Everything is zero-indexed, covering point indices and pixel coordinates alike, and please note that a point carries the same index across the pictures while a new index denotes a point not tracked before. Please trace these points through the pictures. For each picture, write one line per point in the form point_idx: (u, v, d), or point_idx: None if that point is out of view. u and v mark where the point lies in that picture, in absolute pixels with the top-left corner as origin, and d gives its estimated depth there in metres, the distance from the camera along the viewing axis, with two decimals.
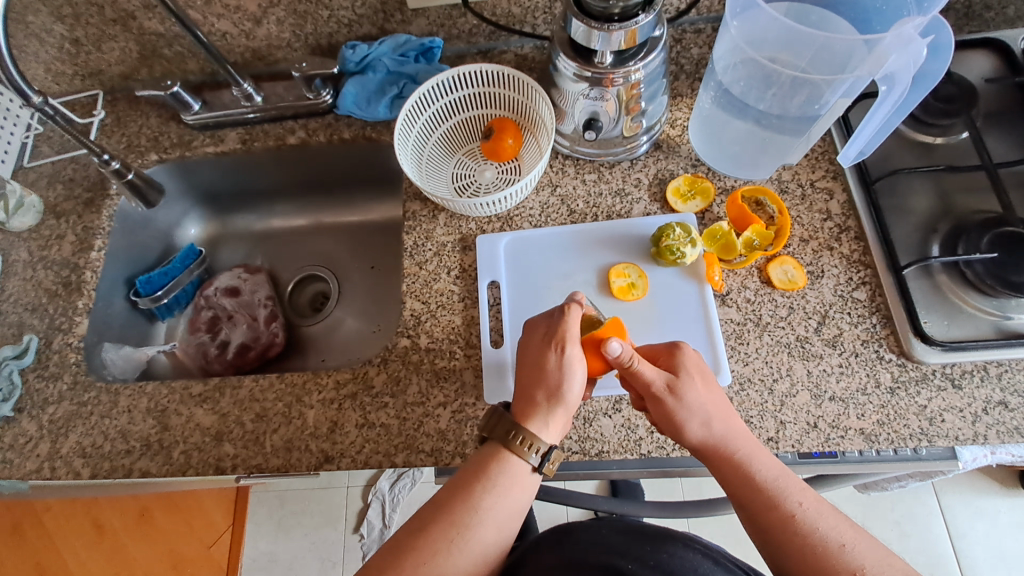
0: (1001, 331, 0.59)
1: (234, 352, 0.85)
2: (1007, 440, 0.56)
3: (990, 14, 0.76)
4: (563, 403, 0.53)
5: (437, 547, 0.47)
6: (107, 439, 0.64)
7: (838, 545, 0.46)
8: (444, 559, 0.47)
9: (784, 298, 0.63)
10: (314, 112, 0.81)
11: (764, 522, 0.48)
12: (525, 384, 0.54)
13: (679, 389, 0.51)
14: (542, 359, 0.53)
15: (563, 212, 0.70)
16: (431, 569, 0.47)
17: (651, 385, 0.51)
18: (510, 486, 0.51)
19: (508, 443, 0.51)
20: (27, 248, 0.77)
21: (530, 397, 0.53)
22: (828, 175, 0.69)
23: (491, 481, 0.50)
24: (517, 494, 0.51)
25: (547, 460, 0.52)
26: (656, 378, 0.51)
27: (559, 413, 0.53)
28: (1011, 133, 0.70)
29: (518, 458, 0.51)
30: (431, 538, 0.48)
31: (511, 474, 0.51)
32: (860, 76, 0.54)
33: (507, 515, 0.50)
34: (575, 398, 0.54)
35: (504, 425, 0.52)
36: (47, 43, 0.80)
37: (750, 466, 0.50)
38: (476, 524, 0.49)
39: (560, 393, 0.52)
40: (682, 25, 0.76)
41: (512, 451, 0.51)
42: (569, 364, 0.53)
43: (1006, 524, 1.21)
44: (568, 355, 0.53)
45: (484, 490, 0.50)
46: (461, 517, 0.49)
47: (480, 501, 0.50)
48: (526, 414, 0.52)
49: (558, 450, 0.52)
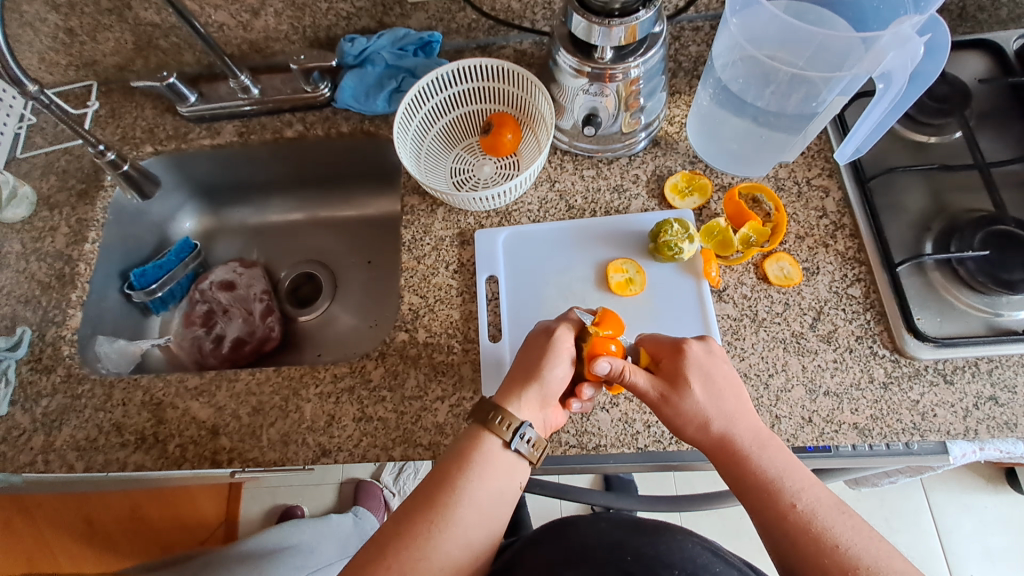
0: (992, 327, 0.60)
1: (229, 346, 0.85)
2: (996, 434, 0.57)
3: (984, 16, 0.77)
4: (539, 382, 0.54)
5: (417, 532, 0.48)
6: (102, 433, 0.64)
7: (832, 545, 0.46)
8: (425, 541, 0.47)
9: (780, 294, 0.64)
10: (312, 105, 0.80)
11: (762, 517, 0.49)
12: (517, 362, 0.56)
13: (677, 396, 0.53)
14: (536, 345, 0.56)
15: (562, 207, 0.71)
16: (413, 552, 0.47)
17: (646, 394, 0.54)
18: (486, 464, 0.51)
19: (486, 422, 0.53)
20: (20, 240, 0.76)
21: (513, 377, 0.56)
22: (824, 173, 0.69)
23: (468, 461, 0.51)
24: (495, 474, 0.51)
25: (519, 438, 0.52)
26: (650, 387, 0.53)
27: (532, 392, 0.54)
28: (1004, 134, 0.71)
29: (493, 437, 0.52)
30: (411, 523, 0.49)
31: (490, 456, 0.52)
32: (858, 74, 0.55)
33: (487, 495, 0.51)
34: (555, 385, 0.55)
35: (484, 406, 0.53)
36: (42, 33, 0.79)
37: (752, 462, 0.51)
38: (454, 505, 0.49)
39: (538, 372, 0.54)
40: (680, 23, 0.77)
41: (490, 431, 0.52)
42: (556, 351, 0.55)
43: (993, 521, 1.23)
44: (556, 340, 0.55)
45: (460, 470, 0.51)
46: (440, 499, 0.50)
47: (457, 481, 0.50)
48: (506, 391, 0.55)
49: (540, 436, 0.53)
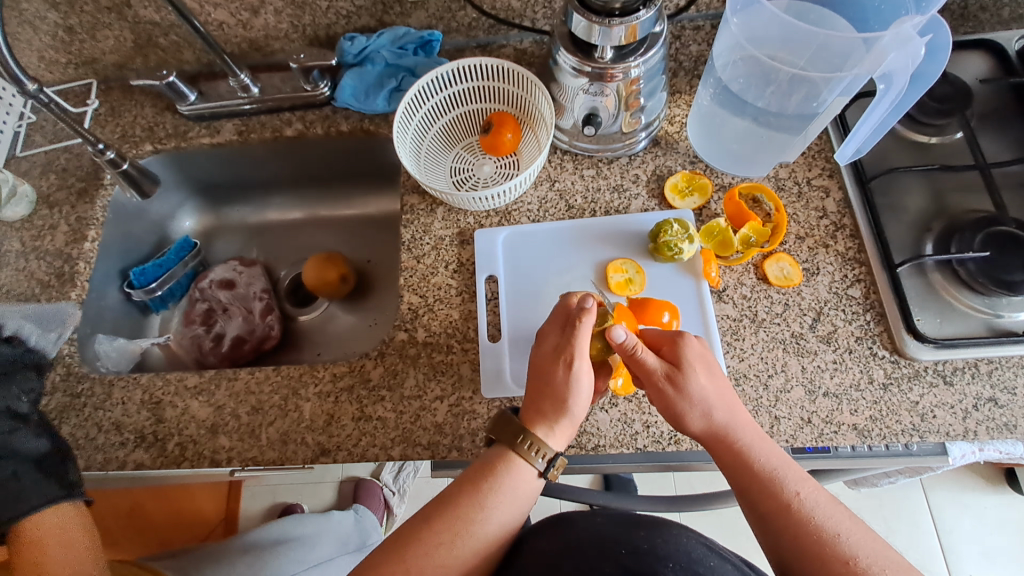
0: (992, 328, 0.60)
1: (229, 345, 0.83)
2: (996, 435, 0.57)
3: (986, 15, 0.77)
4: (567, 415, 0.53)
5: (439, 541, 0.48)
6: (101, 431, 0.64)
7: (832, 534, 0.47)
8: (447, 551, 0.48)
9: (780, 295, 0.64)
10: (312, 104, 0.80)
11: (760, 507, 0.49)
12: (535, 393, 0.54)
13: (682, 382, 0.52)
14: (551, 369, 0.53)
15: (562, 207, 0.70)
16: (433, 561, 0.47)
17: (653, 371, 0.53)
18: (514, 482, 0.51)
19: (515, 447, 0.52)
20: (19, 239, 0.76)
21: (537, 408, 0.53)
22: (824, 173, 0.69)
23: (496, 477, 0.51)
24: (519, 492, 0.51)
25: (551, 468, 0.52)
26: (658, 366, 0.53)
27: (564, 424, 0.53)
28: (1004, 134, 0.71)
29: (525, 463, 0.52)
30: (433, 531, 0.49)
31: (518, 474, 0.52)
32: (859, 75, 0.55)
33: (511, 511, 0.51)
34: (582, 409, 0.53)
35: (512, 428, 0.52)
36: (42, 31, 0.79)
37: (751, 457, 0.51)
38: (479, 519, 0.49)
39: (566, 405, 0.52)
40: (681, 22, 0.77)
41: (522, 457, 0.51)
42: (577, 382, 0.52)
43: (992, 521, 1.23)
44: (575, 369, 0.52)
45: (487, 485, 0.51)
46: (464, 511, 0.50)
47: (483, 495, 0.50)
48: (531, 421, 0.53)
49: (564, 457, 0.52)
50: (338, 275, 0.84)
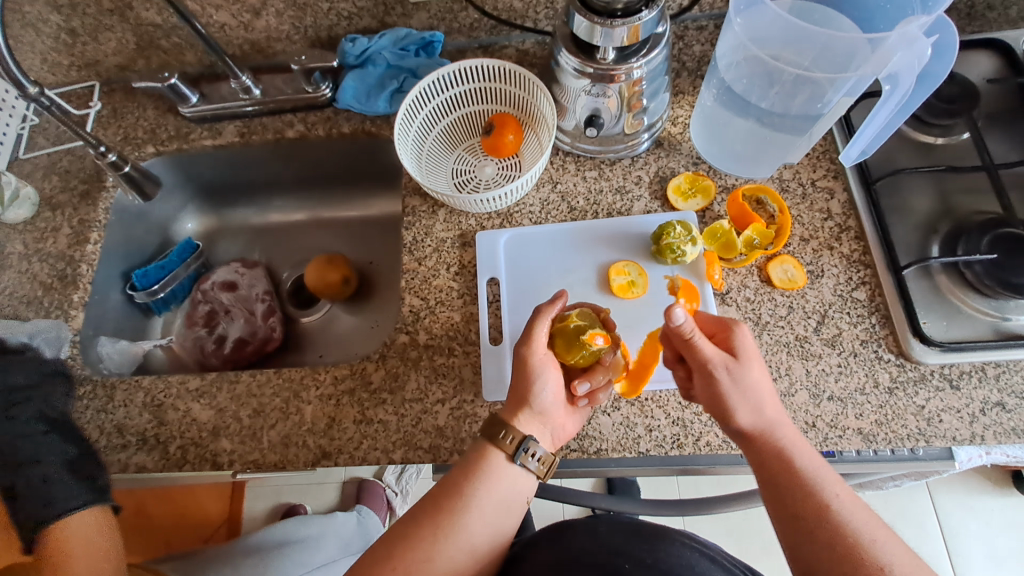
0: (999, 332, 0.59)
1: (231, 346, 0.83)
2: (1003, 440, 0.56)
3: (993, 14, 0.76)
4: (527, 404, 0.54)
5: (422, 536, 0.48)
6: (103, 434, 0.64)
7: (868, 539, 0.46)
8: (431, 545, 0.48)
9: (784, 297, 0.63)
10: (313, 105, 0.80)
11: (797, 506, 0.48)
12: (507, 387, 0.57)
13: (738, 371, 0.51)
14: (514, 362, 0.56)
15: (564, 209, 0.70)
16: (418, 554, 0.47)
17: (708, 361, 0.51)
18: (492, 476, 0.51)
19: (490, 441, 0.53)
20: (22, 241, 0.76)
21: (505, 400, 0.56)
22: (829, 174, 0.68)
23: (474, 471, 0.52)
24: (499, 486, 0.51)
25: (523, 452, 0.52)
26: (716, 356, 0.52)
27: (526, 413, 0.54)
28: (1012, 135, 0.70)
29: (497, 452, 0.52)
30: (417, 527, 0.49)
31: (496, 467, 0.52)
32: (863, 76, 0.54)
33: (494, 506, 0.51)
34: (545, 398, 0.55)
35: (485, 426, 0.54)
36: (44, 34, 0.79)
37: (793, 456, 0.50)
38: (461, 512, 0.49)
39: (525, 395, 0.54)
40: (684, 22, 0.76)
41: (495, 448, 0.52)
42: (533, 372, 0.55)
43: (998, 524, 1.22)
44: (528, 358, 0.55)
45: (466, 479, 0.51)
46: (445, 504, 0.50)
47: (464, 488, 0.51)
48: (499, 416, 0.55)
49: (549, 453, 0.53)
50: (340, 277, 0.84)
